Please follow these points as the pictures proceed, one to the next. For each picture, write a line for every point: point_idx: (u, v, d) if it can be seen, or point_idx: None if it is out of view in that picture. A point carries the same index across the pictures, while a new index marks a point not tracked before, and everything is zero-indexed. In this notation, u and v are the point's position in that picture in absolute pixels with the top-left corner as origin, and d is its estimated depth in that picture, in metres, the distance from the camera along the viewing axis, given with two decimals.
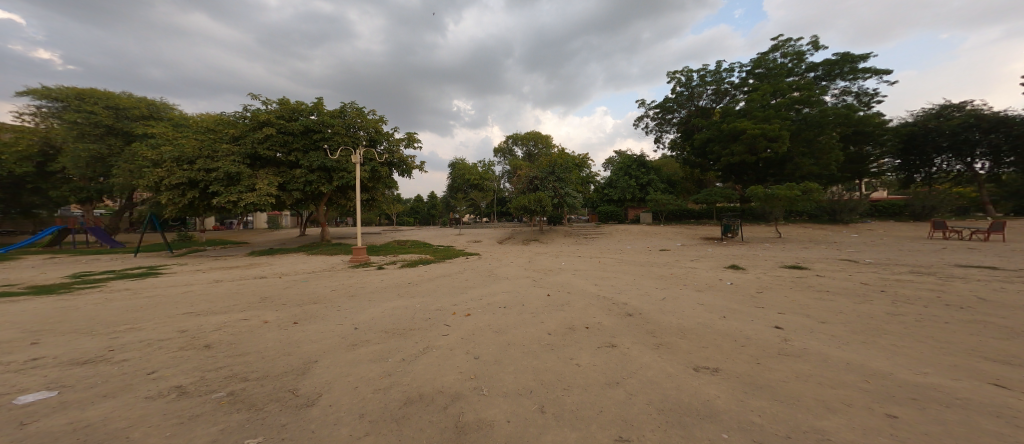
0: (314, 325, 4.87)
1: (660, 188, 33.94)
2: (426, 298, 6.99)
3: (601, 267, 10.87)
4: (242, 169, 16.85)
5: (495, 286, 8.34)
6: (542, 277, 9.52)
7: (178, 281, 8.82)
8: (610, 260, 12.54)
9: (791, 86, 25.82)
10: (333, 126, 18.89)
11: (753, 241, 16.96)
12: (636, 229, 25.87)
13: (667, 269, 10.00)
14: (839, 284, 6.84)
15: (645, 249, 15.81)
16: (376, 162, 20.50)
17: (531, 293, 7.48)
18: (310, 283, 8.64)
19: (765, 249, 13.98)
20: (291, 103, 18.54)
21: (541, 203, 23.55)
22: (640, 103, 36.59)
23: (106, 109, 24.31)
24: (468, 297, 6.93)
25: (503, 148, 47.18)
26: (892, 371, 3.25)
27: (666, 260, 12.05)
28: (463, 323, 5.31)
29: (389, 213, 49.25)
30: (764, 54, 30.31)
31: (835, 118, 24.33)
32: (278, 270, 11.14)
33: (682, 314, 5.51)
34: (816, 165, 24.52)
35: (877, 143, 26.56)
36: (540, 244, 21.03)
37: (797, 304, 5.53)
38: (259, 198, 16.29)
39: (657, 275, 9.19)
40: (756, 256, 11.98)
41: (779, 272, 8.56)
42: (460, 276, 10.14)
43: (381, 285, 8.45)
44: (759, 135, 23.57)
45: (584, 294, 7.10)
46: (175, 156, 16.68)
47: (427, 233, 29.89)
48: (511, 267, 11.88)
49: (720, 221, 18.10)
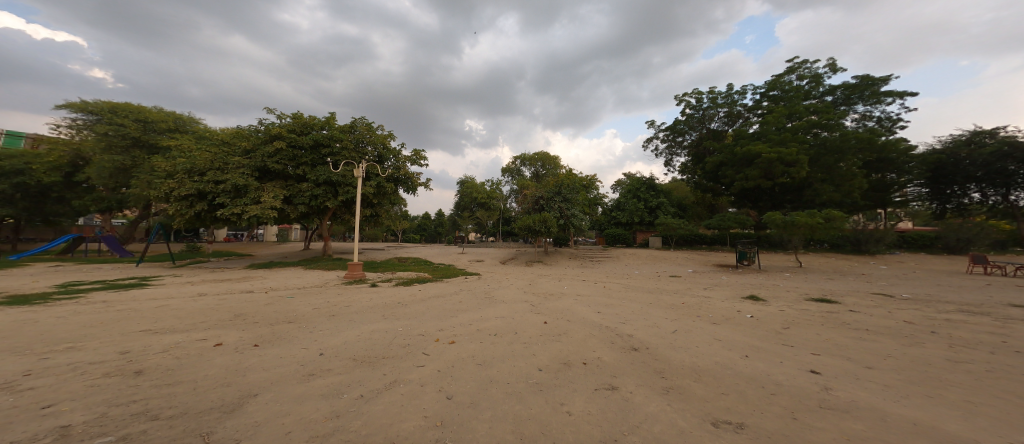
0: (275, 348, 4.32)
1: (670, 212, 33.11)
2: (412, 320, 6.40)
3: (606, 293, 10.13)
4: (250, 182, 16.73)
5: (490, 310, 7.70)
6: (542, 302, 8.85)
7: (160, 294, 8.43)
8: (615, 285, 11.78)
9: (808, 109, 25.30)
10: (342, 140, 19.01)
11: (770, 270, 15.97)
12: (645, 254, 25.01)
13: (678, 298, 9.21)
14: (878, 322, 5.99)
15: (653, 275, 14.96)
16: (381, 178, 20.56)
17: (526, 320, 6.81)
18: (295, 299, 8.16)
19: (784, 279, 13.02)
20: (304, 117, 18.79)
21: (546, 223, 23.03)
22: (649, 124, 36.52)
23: (135, 122, 24.74)
24: (456, 322, 6.30)
25: (511, 168, 47.41)
26: (975, 438, 2.50)
27: (676, 287, 11.23)
28: (445, 353, 4.69)
29: (395, 230, 49.38)
30: (779, 76, 30.12)
31: (856, 143, 23.50)
32: (269, 284, 10.74)
33: (697, 350, 4.78)
34: (837, 191, 23.59)
35: (902, 170, 25.55)
36: (544, 266, 20.34)
37: (833, 345, 4.74)
38: (262, 210, 16.08)
39: (666, 304, 8.43)
40: (775, 286, 11.06)
41: (804, 305, 7.72)
42: (455, 297, 9.55)
43: (368, 304, 7.91)
44: (775, 159, 22.82)
45: (586, 323, 6.42)
46: (186, 167, 16.59)
47: (430, 250, 29.53)
48: (510, 289, 11.25)
49: (734, 248, 17.17)
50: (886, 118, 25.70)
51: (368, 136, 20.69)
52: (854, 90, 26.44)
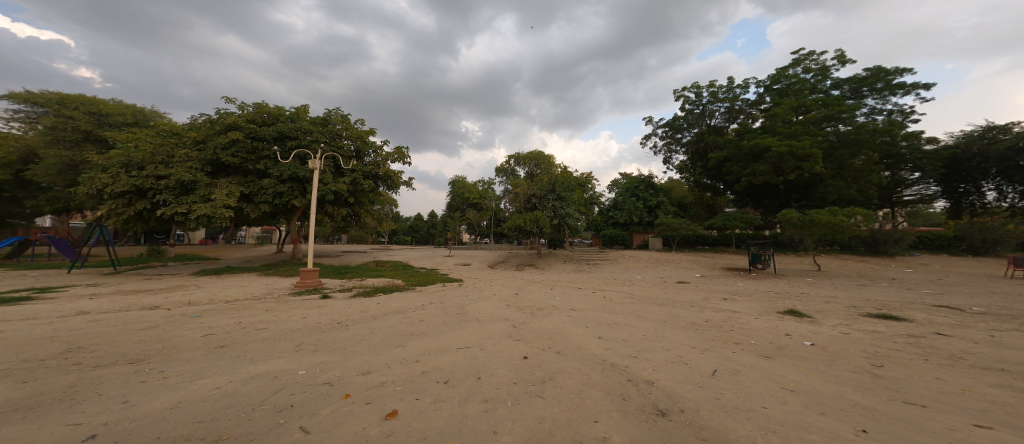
0: (8, 430, 2.32)
1: (670, 211, 31.56)
2: (337, 353, 4.46)
3: (607, 307, 8.26)
4: (201, 177, 14.53)
5: (458, 334, 5.84)
6: (528, 320, 6.99)
7: (24, 315, 6.39)
8: (617, 295, 9.93)
9: (817, 102, 23.96)
10: (313, 132, 16.95)
11: (788, 274, 14.24)
12: (645, 255, 23.31)
13: (696, 312, 7.44)
14: (1006, 358, 4.18)
15: (658, 281, 13.12)
16: (357, 173, 18.63)
17: (502, 352, 4.92)
18: (202, 319, 6.18)
19: (810, 286, 11.25)
20: (269, 107, 16.68)
21: (538, 223, 21.20)
22: (647, 121, 35.12)
23: (88, 115, 22.32)
24: (396, 359, 4.35)
25: (504, 167, 45.60)
26: None
27: (689, 297, 9.43)
28: (346, 424, 2.73)
29: (383, 231, 47.25)
30: (783, 70, 28.86)
31: (871, 136, 22.03)
32: (193, 297, 8.68)
33: (767, 418, 2.92)
34: (848, 188, 22.27)
35: (914, 166, 24.12)
36: (535, 270, 18.54)
37: (990, 406, 2.92)
38: (215, 209, 13.98)
39: (686, 321, 6.63)
40: (809, 296, 9.26)
41: (868, 325, 5.92)
42: (419, 311, 7.68)
43: (296, 324, 5.96)
44: (785, 153, 21.25)
45: (584, 359, 4.55)
46: (122, 160, 14.05)
47: (415, 253, 27.54)
48: (491, 301, 9.34)
49: (747, 250, 15.44)
50: (897, 110, 24.22)
51: (343, 127, 18.80)
52: (864, 82, 25.06)
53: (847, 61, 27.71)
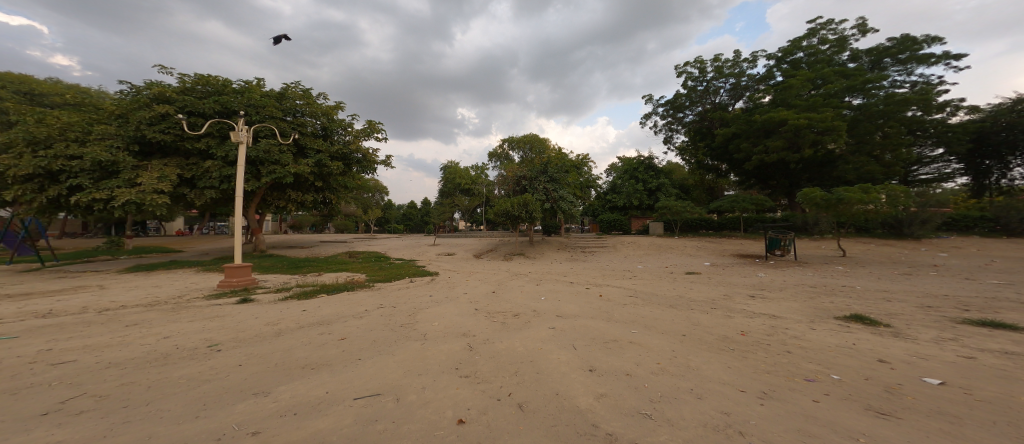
0: None
1: (672, 194, 29.61)
2: (117, 417, 2.50)
3: (603, 312, 6.33)
4: (124, 158, 12.43)
5: (382, 365, 3.91)
6: (495, 336, 5.08)
7: None
8: (616, 293, 8.03)
9: (836, 72, 21.83)
10: (266, 108, 14.81)
11: (812, 261, 12.35)
12: (645, 241, 21.46)
13: (725, 319, 5.55)
14: None
15: (663, 273, 11.26)
16: (323, 154, 16.49)
17: (429, 408, 2.97)
18: (8, 344, 4.21)
19: (848, 277, 9.34)
20: (212, 78, 14.30)
21: (528, 207, 19.14)
22: (647, 99, 32.96)
23: (17, 94, 19.68)
24: (211, 433, 2.35)
25: (497, 152, 43.29)
26: None
27: (705, 294, 7.55)
28: None
29: (370, 220, 45.10)
30: (796, 41, 26.57)
31: (896, 108, 20.01)
32: (64, 306, 6.68)
33: None
34: (868, 165, 20.44)
35: (937, 141, 22.05)
36: (524, 259, 16.67)
37: None
38: (142, 196, 12.01)
39: (716, 337, 4.75)
40: (856, 291, 7.35)
41: (990, 342, 4.04)
42: (353, 322, 5.72)
43: (138, 351, 3.99)
44: (804, 126, 19.20)
45: (561, 429, 2.60)
46: (24, 137, 11.78)
47: (398, 243, 25.52)
48: (457, 303, 7.39)
49: (764, 234, 13.53)
50: (923, 82, 21.98)
51: (304, 103, 16.48)
52: (887, 52, 22.79)
53: (868, 31, 25.40)
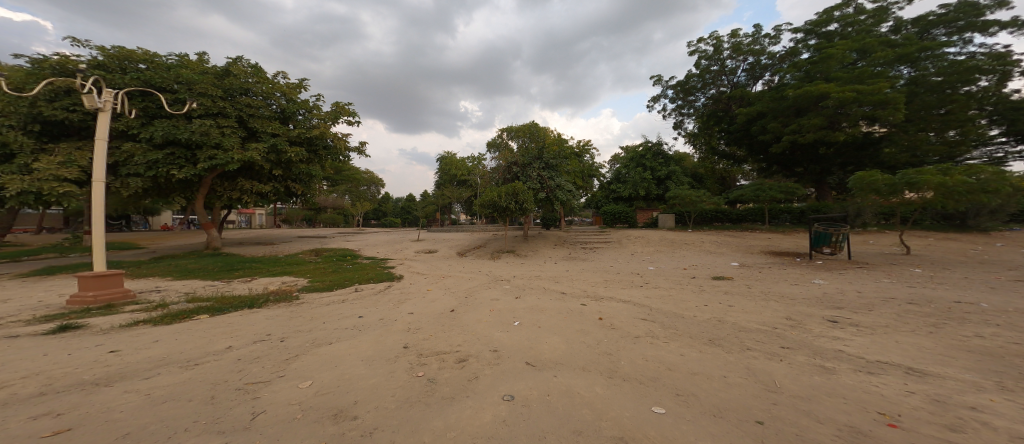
0: None
1: (683, 183, 26.93)
2: None
3: (606, 357, 3.90)
4: (17, 139, 10.27)
5: None
6: (392, 425, 2.67)
7: None
8: (623, 314, 5.52)
9: (882, 41, 18.84)
10: (199, 85, 12.94)
11: (873, 262, 9.76)
12: (656, 236, 18.91)
13: (829, 381, 3.14)
14: None
15: (685, 278, 8.76)
16: (281, 139, 14.31)
17: None
18: None
19: (945, 287, 6.79)
20: (131, 51, 12.40)
21: (519, 197, 16.67)
22: (656, 80, 30.16)
23: None
24: None
25: (495, 141, 40.64)
26: None
27: (761, 317, 5.09)
28: None
29: (363, 213, 42.92)
30: (827, 11, 23.59)
31: (957, 79, 17.05)
32: None
33: None
34: (922, 145, 17.57)
35: (1002, 119, 18.88)
36: (514, 258, 14.27)
37: None
38: (37, 184, 9.71)
39: (843, 437, 2.35)
40: (998, 316, 4.84)
41: None
42: (167, 371, 3.31)
43: None
44: (850, 100, 16.33)
45: None
46: None
47: (381, 238, 23.28)
48: (388, 332, 5.00)
49: (808, 227, 10.86)
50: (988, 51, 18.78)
51: (255, 81, 14.44)
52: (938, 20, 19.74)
53: None
